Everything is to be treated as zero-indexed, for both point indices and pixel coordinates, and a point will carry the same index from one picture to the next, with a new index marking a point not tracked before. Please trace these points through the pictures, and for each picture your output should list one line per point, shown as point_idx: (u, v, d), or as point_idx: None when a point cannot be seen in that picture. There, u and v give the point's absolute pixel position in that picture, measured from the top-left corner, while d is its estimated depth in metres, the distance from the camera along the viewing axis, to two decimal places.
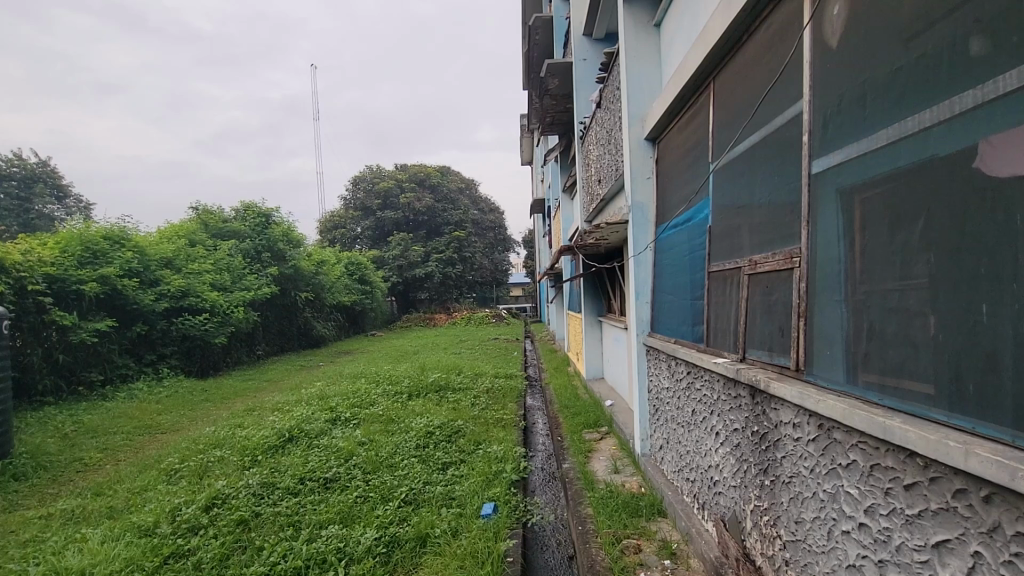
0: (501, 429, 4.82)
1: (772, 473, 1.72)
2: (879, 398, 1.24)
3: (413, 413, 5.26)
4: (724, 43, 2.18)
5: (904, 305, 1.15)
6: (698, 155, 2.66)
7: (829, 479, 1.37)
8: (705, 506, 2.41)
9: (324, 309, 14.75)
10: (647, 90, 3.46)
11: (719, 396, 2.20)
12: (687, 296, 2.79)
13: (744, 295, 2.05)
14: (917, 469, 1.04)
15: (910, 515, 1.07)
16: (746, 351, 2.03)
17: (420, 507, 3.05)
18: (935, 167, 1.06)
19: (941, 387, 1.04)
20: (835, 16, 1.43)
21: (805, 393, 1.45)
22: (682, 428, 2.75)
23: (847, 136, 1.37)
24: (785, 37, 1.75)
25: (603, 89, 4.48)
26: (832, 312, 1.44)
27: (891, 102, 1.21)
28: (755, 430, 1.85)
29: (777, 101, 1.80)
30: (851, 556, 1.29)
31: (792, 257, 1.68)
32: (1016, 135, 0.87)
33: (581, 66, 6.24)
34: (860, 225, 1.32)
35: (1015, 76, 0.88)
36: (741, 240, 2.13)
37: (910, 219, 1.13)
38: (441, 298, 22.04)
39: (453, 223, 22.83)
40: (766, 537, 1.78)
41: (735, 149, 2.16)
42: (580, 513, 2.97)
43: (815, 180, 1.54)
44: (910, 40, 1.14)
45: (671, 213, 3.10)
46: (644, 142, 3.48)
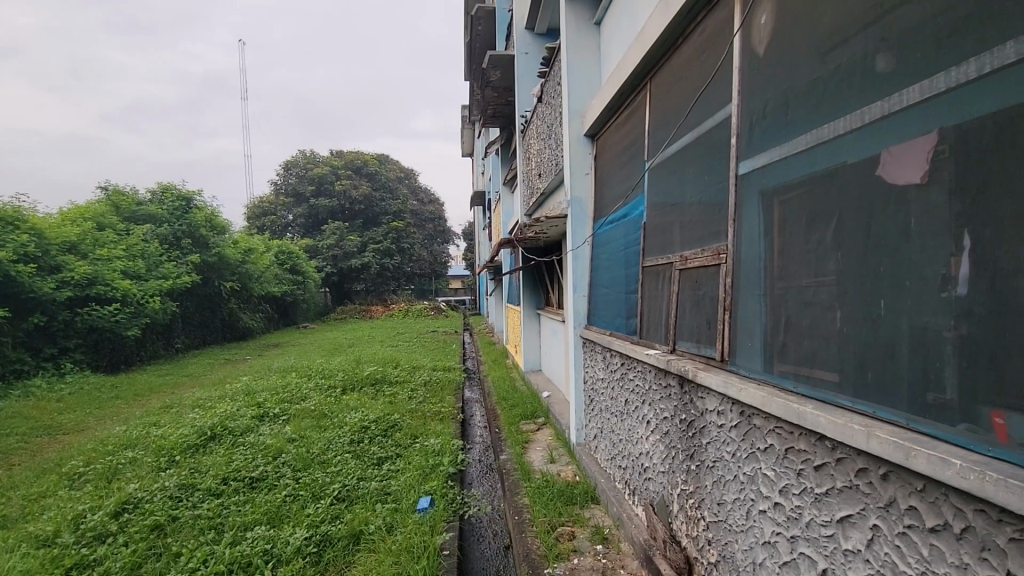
0: (439, 421, 4.77)
1: (697, 458, 1.81)
2: (793, 386, 1.32)
3: (347, 408, 5.10)
4: (661, 44, 2.26)
5: (817, 300, 1.24)
6: (634, 153, 2.73)
7: (749, 462, 1.46)
8: (635, 492, 2.50)
9: (251, 299, 13.98)
10: (586, 87, 3.52)
11: (650, 386, 2.29)
12: (622, 291, 2.87)
13: (675, 289, 2.14)
14: (826, 451, 1.13)
15: (818, 494, 1.16)
16: (676, 343, 2.12)
17: (353, 504, 2.96)
18: (847, 172, 1.14)
19: (847, 374, 1.13)
20: (762, 24, 1.51)
21: (729, 382, 1.53)
22: (615, 417, 2.83)
23: (770, 139, 1.45)
24: (717, 42, 1.83)
25: (544, 83, 4.51)
26: (754, 306, 1.53)
27: (810, 110, 1.28)
28: (683, 418, 1.94)
29: (709, 103, 1.88)
30: (767, 533, 1.38)
31: (720, 253, 1.76)
32: (915, 145, 0.96)
33: (524, 60, 6.24)
34: (779, 225, 1.41)
35: (916, 91, 0.95)
36: (672, 236, 2.21)
37: (824, 221, 1.21)
38: (378, 290, 21.50)
39: (391, 214, 22.32)
40: (691, 518, 1.88)
41: (669, 149, 2.24)
42: (517, 503, 2.99)
43: (741, 180, 1.62)
44: (827, 52, 1.22)
45: (608, 208, 3.17)
46: (584, 139, 3.54)
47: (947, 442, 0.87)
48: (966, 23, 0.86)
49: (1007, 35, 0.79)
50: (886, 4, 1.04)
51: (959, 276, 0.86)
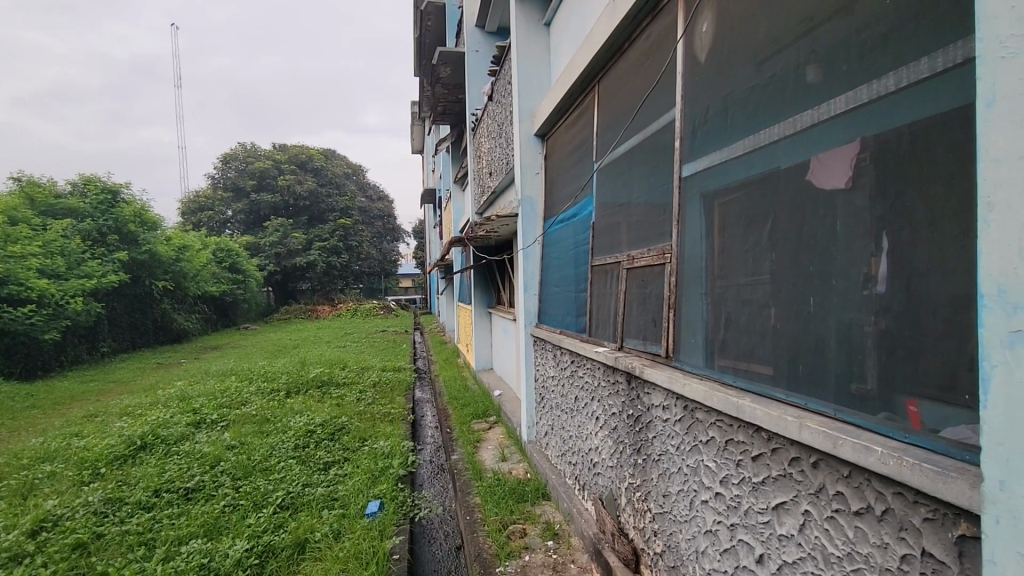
0: (388, 423, 4.68)
1: (644, 452, 1.86)
2: (732, 380, 1.38)
3: (291, 412, 4.90)
4: (608, 48, 2.31)
5: (754, 298, 1.29)
6: (583, 154, 2.77)
7: (692, 454, 1.51)
8: (585, 487, 2.55)
9: (186, 299, 13.21)
10: (536, 87, 3.55)
11: (599, 383, 2.33)
12: (571, 289, 2.91)
13: (622, 288, 2.19)
14: (762, 441, 1.18)
15: (756, 483, 1.22)
16: (623, 340, 2.17)
17: (298, 512, 2.85)
18: (781, 175, 1.20)
19: (781, 368, 1.19)
20: (704, 32, 1.57)
21: (673, 378, 1.58)
22: (566, 414, 2.87)
23: (711, 144, 1.51)
24: (661, 48, 1.89)
25: (495, 82, 4.50)
26: (696, 304, 1.59)
27: (748, 116, 1.34)
28: (630, 413, 1.98)
29: (654, 107, 1.93)
30: (709, 522, 1.44)
31: (665, 253, 1.81)
32: (841, 153, 1.02)
33: (474, 57, 6.20)
34: (719, 226, 1.47)
35: (842, 101, 1.02)
36: (620, 235, 2.26)
37: (760, 223, 1.27)
38: (324, 289, 20.84)
39: (339, 210, 21.72)
40: (638, 511, 1.93)
41: (617, 150, 2.29)
42: (469, 503, 2.98)
43: (684, 183, 1.68)
44: (763, 61, 1.28)
45: (558, 207, 3.20)
46: (534, 138, 3.56)
47: (870, 430, 0.93)
48: (885, 40, 0.92)
49: (923, 52, 0.85)
50: (815, 19, 1.10)
51: (879, 275, 0.92)
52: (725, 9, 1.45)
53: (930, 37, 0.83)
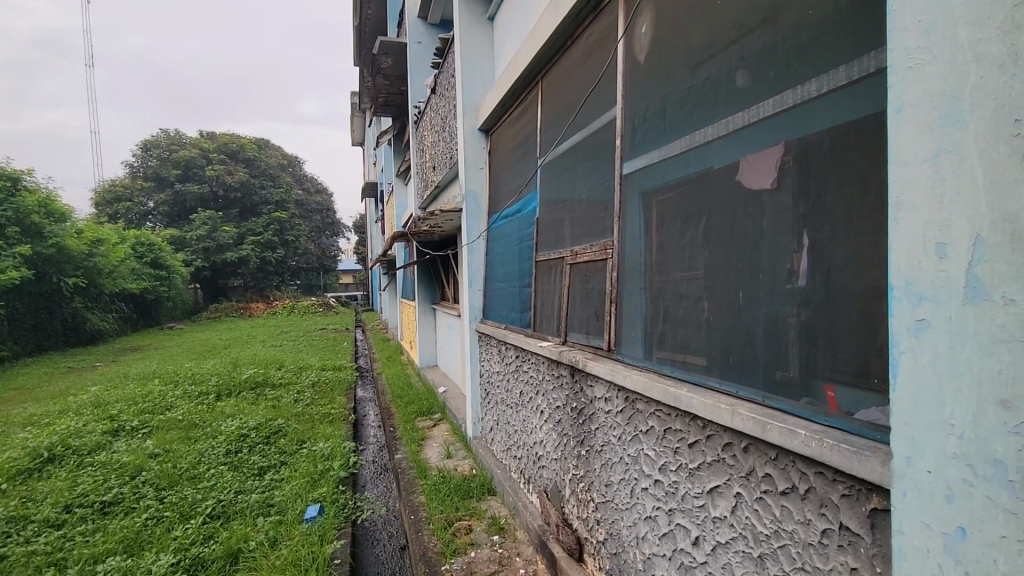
0: (328, 424, 4.52)
1: (587, 443, 1.90)
2: (670, 370, 1.43)
3: (221, 416, 4.63)
4: (551, 44, 2.32)
5: (689, 292, 1.35)
6: (527, 150, 2.79)
7: (632, 443, 1.56)
8: (530, 480, 2.57)
9: (101, 298, 12.14)
10: (480, 81, 3.53)
11: (543, 377, 2.36)
12: (516, 285, 2.92)
13: (566, 282, 2.22)
14: (698, 429, 1.24)
15: (692, 469, 1.27)
16: (567, 335, 2.21)
17: (229, 521, 2.70)
18: (713, 175, 1.26)
19: (714, 359, 1.24)
20: (643, 33, 1.61)
21: (614, 370, 1.63)
22: (510, 409, 2.89)
23: (650, 143, 1.56)
24: (602, 47, 1.92)
25: (438, 74, 4.44)
26: (636, 298, 1.63)
27: (683, 117, 1.39)
28: (574, 406, 2.02)
29: (596, 105, 1.97)
30: (648, 509, 1.49)
31: (606, 248, 1.85)
32: (767, 155, 1.08)
33: (417, 49, 6.09)
34: (657, 223, 1.52)
35: (769, 105, 1.07)
36: (563, 231, 2.29)
37: (695, 220, 1.32)
38: (258, 286, 19.82)
39: (273, 203, 20.72)
40: (582, 501, 1.97)
41: (560, 147, 2.32)
42: (413, 502, 2.94)
43: (625, 180, 1.72)
44: (698, 66, 1.33)
45: (502, 203, 3.20)
46: (478, 133, 3.54)
47: (794, 414, 0.99)
48: (807, 47, 0.98)
49: (840, 61, 0.91)
50: (745, 25, 1.15)
51: (801, 269, 0.98)
52: (662, 11, 1.50)
53: (848, 48, 0.89)
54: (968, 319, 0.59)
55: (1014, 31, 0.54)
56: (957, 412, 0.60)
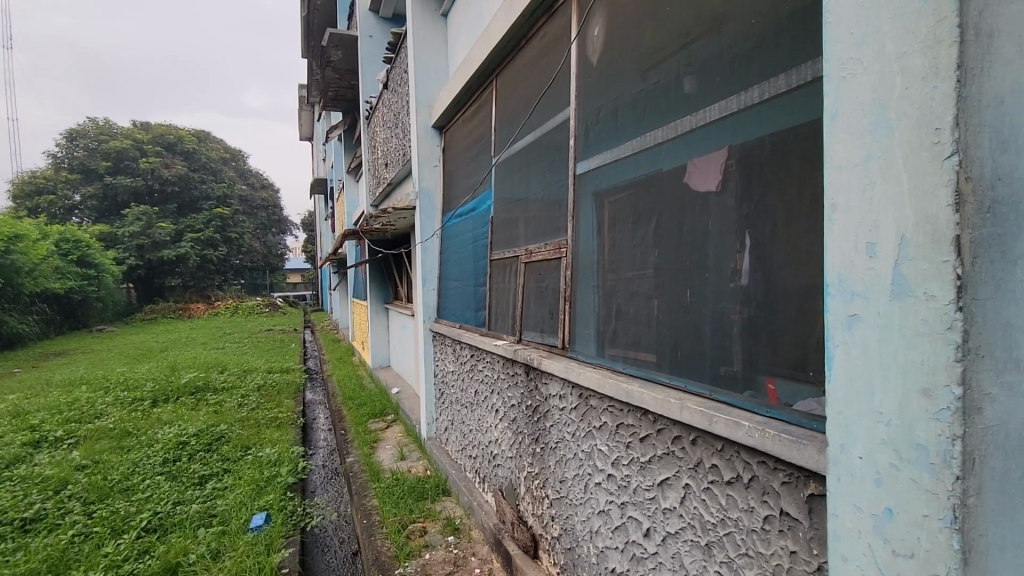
0: (275, 429, 4.35)
1: (542, 440, 1.91)
2: (622, 367, 1.46)
3: (157, 423, 4.37)
4: (506, 43, 2.33)
5: (640, 290, 1.38)
6: (481, 148, 2.78)
7: (586, 439, 1.59)
8: (485, 479, 2.57)
9: (19, 298, 11.17)
10: (433, 77, 3.49)
11: (498, 376, 2.36)
12: (470, 284, 2.91)
13: (520, 281, 2.23)
14: (649, 423, 1.27)
15: (643, 462, 1.30)
16: (522, 333, 2.22)
17: (167, 534, 2.55)
18: (663, 177, 1.29)
19: (664, 355, 1.28)
20: (595, 36, 1.64)
21: (568, 367, 1.65)
22: (465, 408, 2.88)
23: (602, 144, 1.59)
24: (556, 49, 1.94)
25: (390, 69, 4.36)
26: (589, 296, 1.66)
27: (634, 119, 1.42)
28: (528, 404, 2.03)
29: (549, 106, 1.99)
30: (601, 503, 1.52)
31: (560, 247, 1.87)
32: (713, 157, 1.12)
33: (368, 43, 5.96)
34: (609, 223, 1.55)
35: (715, 110, 1.11)
36: (517, 231, 2.30)
37: (646, 219, 1.36)
38: (198, 285, 18.81)
39: (215, 199, 19.74)
40: (537, 498, 1.98)
41: (514, 147, 2.32)
42: (365, 506, 2.87)
43: (579, 180, 1.74)
44: (648, 70, 1.37)
45: (456, 201, 3.17)
46: (431, 130, 3.50)
47: (739, 406, 1.03)
48: (751, 55, 1.02)
49: (781, 68, 0.96)
50: (692, 32, 1.19)
51: (743, 269, 1.02)
52: (614, 15, 1.52)
53: (787, 57, 0.94)
54: (894, 314, 0.63)
55: (936, 46, 0.58)
56: (885, 401, 0.65)
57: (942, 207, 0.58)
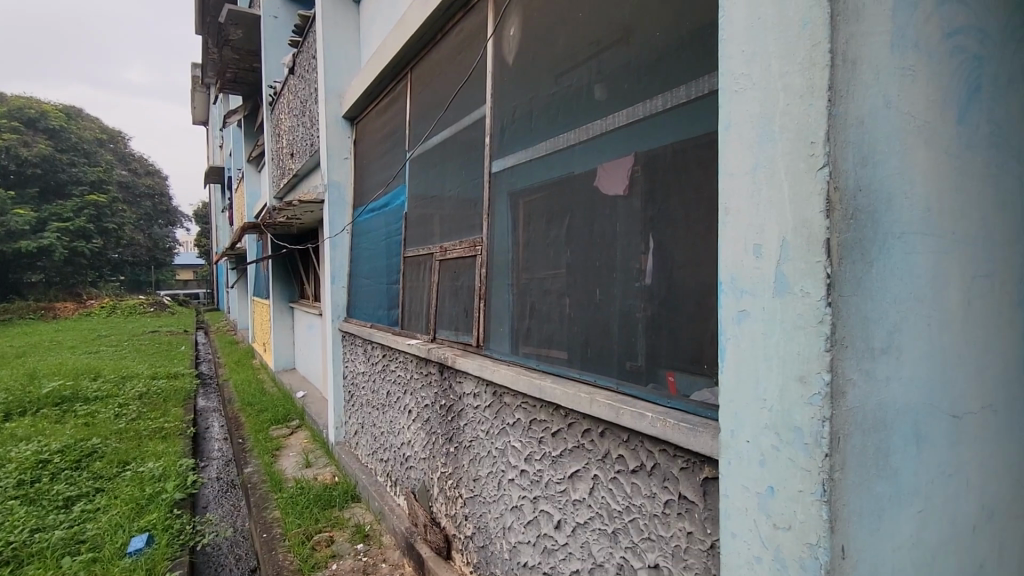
0: (160, 440, 3.93)
1: (455, 440, 1.90)
2: (535, 363, 1.49)
3: (9, 440, 3.77)
4: (421, 36, 2.28)
5: (553, 289, 1.41)
6: (395, 142, 2.70)
7: (500, 436, 1.60)
8: (396, 482, 2.50)
9: None
10: (343, 66, 3.34)
11: (411, 376, 2.31)
12: (383, 281, 2.82)
13: (435, 279, 2.19)
14: (561, 418, 1.30)
15: (555, 456, 1.33)
16: (436, 332, 2.19)
17: (23, 567, 2.21)
18: (575, 179, 1.33)
19: (576, 352, 1.32)
20: (511, 36, 1.65)
21: (483, 365, 1.65)
22: (377, 410, 2.78)
23: (517, 143, 1.60)
24: (471, 46, 1.94)
25: (296, 54, 4.11)
26: (503, 294, 1.67)
27: (548, 121, 1.45)
28: (442, 403, 2.01)
29: (464, 103, 1.98)
30: (514, 499, 1.53)
31: (475, 245, 1.87)
32: (621, 161, 1.17)
33: (271, 24, 5.58)
34: (524, 222, 1.57)
35: (622, 116, 1.17)
36: (432, 228, 2.26)
37: (559, 219, 1.39)
38: (66, 282, 16.52)
39: (88, 184, 17.46)
40: (450, 499, 1.96)
41: (428, 142, 2.29)
42: (266, 518, 2.68)
43: (494, 178, 1.75)
44: (561, 74, 1.40)
45: (368, 196, 3.06)
46: (342, 120, 3.35)
47: (643, 398, 1.09)
48: (655, 66, 1.08)
49: (681, 80, 1.02)
50: (603, 41, 1.24)
51: (647, 269, 1.08)
52: (529, 17, 1.54)
53: (686, 71, 1.01)
54: (776, 310, 0.70)
55: (812, 68, 0.65)
56: (768, 389, 0.71)
57: (816, 212, 0.65)
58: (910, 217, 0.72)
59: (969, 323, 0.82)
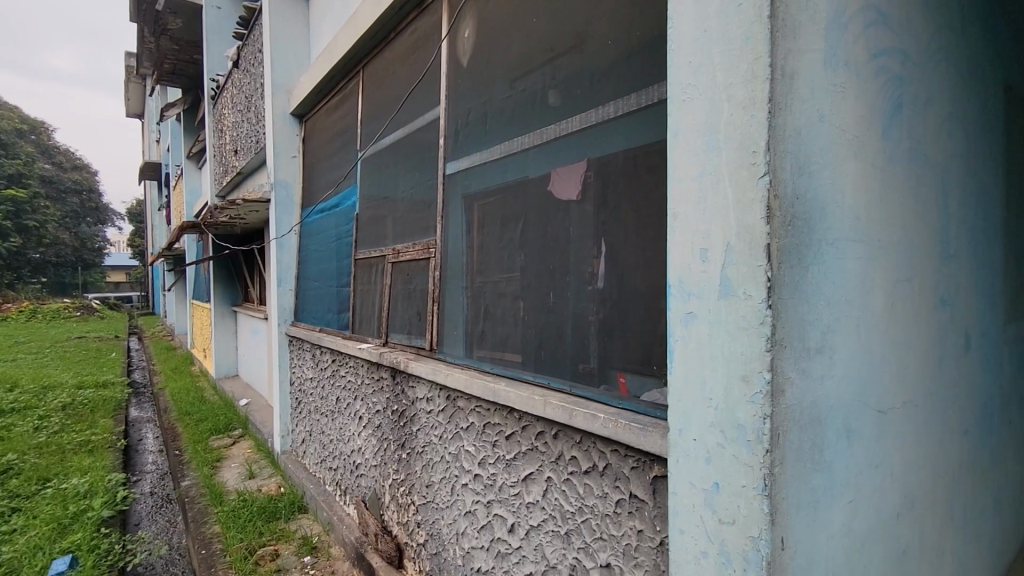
0: (86, 454, 3.65)
1: (408, 446, 1.86)
2: (489, 367, 1.49)
3: None
4: (373, 34, 2.24)
5: (507, 292, 1.41)
6: (346, 141, 2.63)
7: (453, 441, 1.58)
8: (346, 491, 2.43)
9: None
10: (292, 61, 3.23)
11: (362, 381, 2.25)
12: (333, 284, 2.73)
13: (387, 282, 2.15)
14: (515, 421, 1.30)
15: (509, 459, 1.33)
16: (388, 336, 2.14)
17: None
18: (529, 183, 1.34)
19: (530, 354, 1.32)
20: (465, 38, 1.65)
21: (436, 369, 1.63)
22: (325, 417, 2.69)
23: (472, 145, 1.60)
24: (425, 47, 1.92)
25: (241, 46, 3.94)
26: (457, 297, 1.66)
27: (502, 124, 1.46)
28: (394, 408, 1.97)
29: (418, 104, 1.95)
30: (468, 503, 1.52)
31: (429, 248, 1.85)
32: (574, 166, 1.18)
33: (215, 14, 5.33)
34: (478, 225, 1.56)
35: (575, 121, 1.19)
36: (384, 229, 2.21)
37: (513, 222, 1.39)
38: None
39: (5, 178, 16.09)
40: (402, 506, 1.92)
41: (381, 142, 2.24)
42: (204, 533, 2.54)
43: (448, 180, 1.73)
44: (516, 79, 1.40)
45: (317, 196, 2.97)
46: (290, 117, 3.23)
47: (595, 400, 1.10)
48: (607, 74, 1.10)
49: (632, 89, 1.04)
50: (556, 48, 1.26)
51: (599, 272, 1.10)
52: (484, 21, 1.55)
53: (637, 80, 1.03)
54: (721, 312, 0.72)
55: (754, 81, 0.67)
56: (714, 388, 0.73)
57: (757, 218, 0.68)
58: (842, 225, 0.76)
59: (894, 324, 0.88)
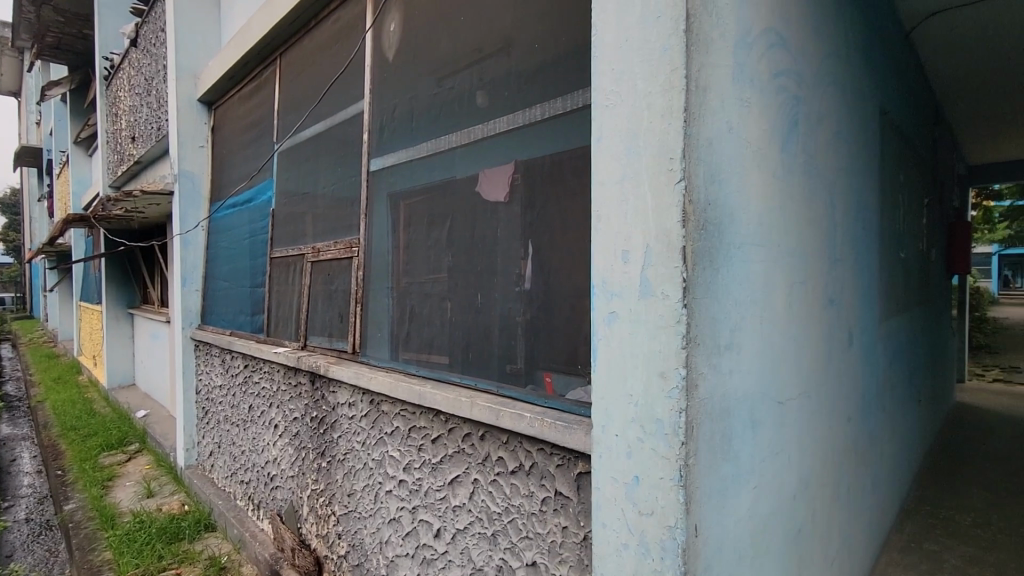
0: None
1: (328, 454, 1.78)
2: (414, 369, 1.45)
3: None
4: (292, 21, 2.13)
5: (434, 292, 1.39)
6: (260, 132, 2.48)
7: (377, 446, 1.53)
8: (260, 505, 2.28)
9: None
10: (199, 44, 3.00)
11: (278, 387, 2.12)
12: (245, 283, 2.56)
13: (305, 282, 2.05)
14: (441, 424, 1.28)
15: (435, 463, 1.31)
16: (307, 339, 2.04)
17: None
18: (456, 183, 1.33)
19: (457, 356, 1.31)
20: (391, 31, 1.60)
21: (359, 372, 1.57)
22: (237, 428, 2.51)
23: (397, 143, 1.56)
24: (348, 39, 1.85)
25: (140, 24, 3.60)
26: (382, 297, 1.61)
27: (429, 122, 1.43)
28: (313, 415, 1.87)
29: (340, 97, 1.88)
30: (392, 511, 1.47)
31: (351, 247, 1.78)
32: (502, 167, 1.19)
33: None
34: (404, 224, 1.52)
35: (502, 122, 1.19)
36: (303, 226, 2.10)
37: (440, 222, 1.37)
38: None
39: None
40: (321, 518, 1.83)
41: (299, 135, 2.13)
42: (92, 562, 2.27)
43: (373, 177, 1.68)
44: (444, 77, 1.39)
45: (228, 189, 2.77)
46: (197, 104, 2.99)
47: (521, 400, 1.11)
48: (534, 77, 1.12)
49: (557, 93, 1.06)
50: (484, 49, 1.26)
51: (526, 273, 1.11)
52: (410, 16, 1.51)
53: (562, 85, 1.05)
54: (641, 311, 0.75)
55: (671, 90, 0.71)
56: (634, 385, 0.76)
57: (673, 222, 0.71)
58: (748, 231, 0.82)
59: (791, 322, 0.96)
